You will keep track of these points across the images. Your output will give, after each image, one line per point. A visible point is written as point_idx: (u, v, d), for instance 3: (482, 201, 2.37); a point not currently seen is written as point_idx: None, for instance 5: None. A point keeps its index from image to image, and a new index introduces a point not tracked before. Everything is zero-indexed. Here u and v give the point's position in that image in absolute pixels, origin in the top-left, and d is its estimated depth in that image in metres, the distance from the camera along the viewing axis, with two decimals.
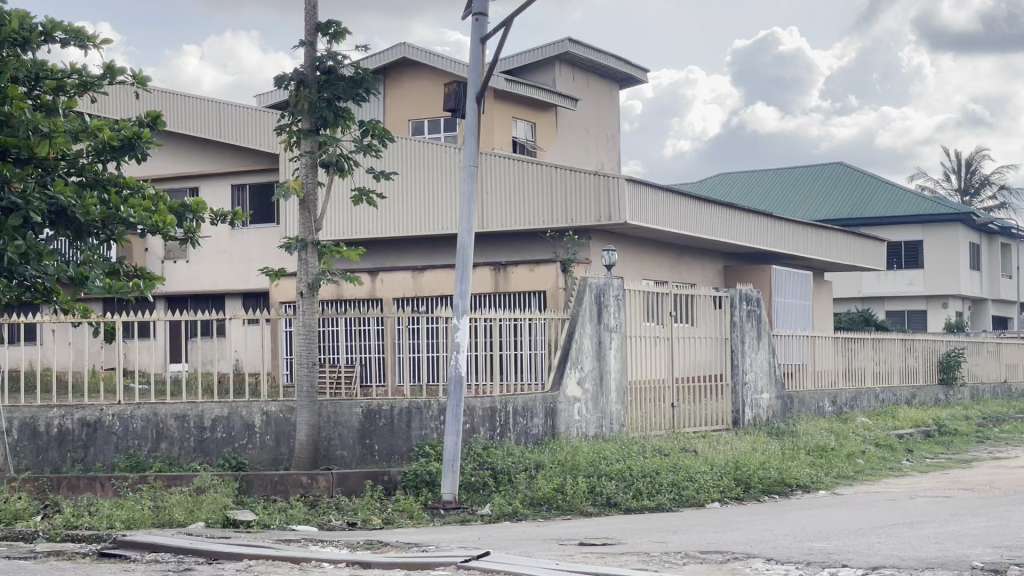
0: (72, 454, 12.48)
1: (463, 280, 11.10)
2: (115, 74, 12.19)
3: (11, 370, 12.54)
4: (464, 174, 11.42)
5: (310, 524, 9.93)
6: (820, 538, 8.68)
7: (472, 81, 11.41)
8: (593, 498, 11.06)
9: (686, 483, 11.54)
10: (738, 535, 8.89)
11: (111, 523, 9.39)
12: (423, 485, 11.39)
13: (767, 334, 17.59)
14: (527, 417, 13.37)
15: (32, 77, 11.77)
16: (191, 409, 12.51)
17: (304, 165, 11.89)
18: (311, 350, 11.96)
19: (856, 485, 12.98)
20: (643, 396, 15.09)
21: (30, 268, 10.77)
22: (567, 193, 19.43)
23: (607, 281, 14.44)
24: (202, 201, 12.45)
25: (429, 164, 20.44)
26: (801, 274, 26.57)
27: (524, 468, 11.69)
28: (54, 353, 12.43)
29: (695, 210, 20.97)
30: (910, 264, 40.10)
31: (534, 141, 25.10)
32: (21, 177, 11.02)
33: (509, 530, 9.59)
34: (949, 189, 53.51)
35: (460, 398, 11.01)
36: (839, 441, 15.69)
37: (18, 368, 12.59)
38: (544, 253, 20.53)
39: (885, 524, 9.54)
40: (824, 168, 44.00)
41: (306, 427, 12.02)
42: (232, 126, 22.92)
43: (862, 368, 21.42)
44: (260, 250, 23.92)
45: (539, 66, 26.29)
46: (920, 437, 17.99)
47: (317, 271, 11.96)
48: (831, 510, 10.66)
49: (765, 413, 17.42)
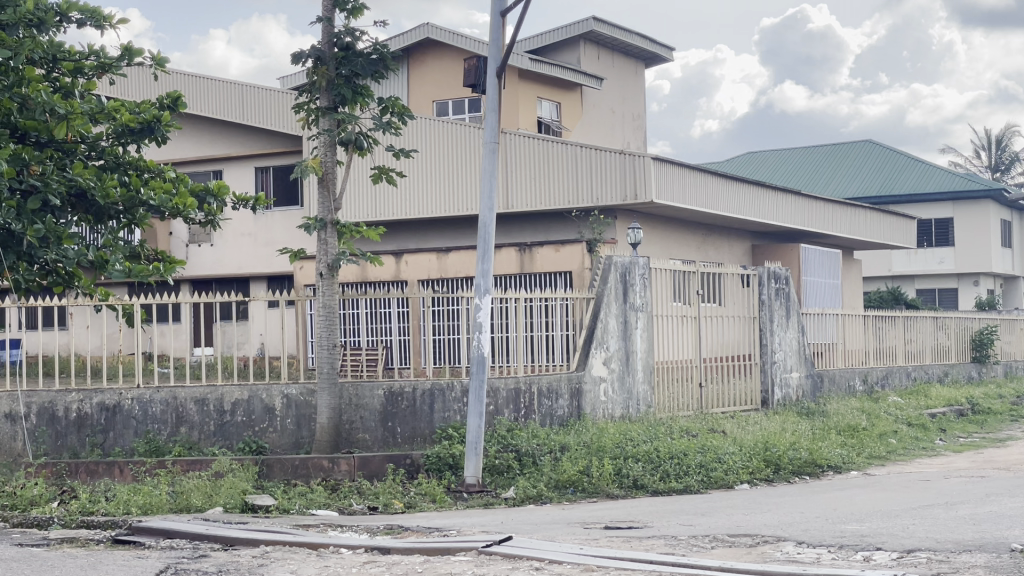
0: (92, 439, 12.30)
1: (485, 259, 10.88)
2: (133, 55, 12.02)
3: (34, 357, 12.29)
4: (485, 152, 11.19)
5: (331, 509, 9.74)
6: (853, 520, 8.43)
7: (492, 56, 11.17)
8: (620, 481, 10.86)
9: (714, 464, 11.31)
10: (767, 517, 8.66)
11: (128, 509, 9.19)
12: (446, 468, 11.22)
13: (796, 313, 17.30)
14: (551, 399, 13.15)
15: (50, 60, 11.59)
16: (211, 392, 12.34)
17: (322, 143, 11.70)
18: (332, 332, 11.78)
19: (888, 466, 12.70)
20: (671, 376, 14.86)
21: (48, 252, 10.52)
22: (593, 173, 19.18)
23: (632, 259, 14.23)
24: (224, 184, 12.29)
25: (452, 144, 20.21)
26: (832, 252, 26.35)
27: (549, 450, 11.47)
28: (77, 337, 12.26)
29: (722, 189, 20.69)
30: (940, 242, 39.62)
31: (558, 121, 24.85)
32: (40, 160, 10.84)
33: (534, 514, 9.39)
34: (980, 166, 52.94)
35: (483, 379, 10.83)
36: (870, 420, 15.42)
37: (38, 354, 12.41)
38: (569, 234, 20.29)
39: (920, 506, 9.29)
40: (852, 145, 43.59)
41: (326, 410, 11.84)
42: (255, 108, 22.79)
43: (894, 346, 21.12)
44: (284, 232, 23.78)
45: (563, 46, 26.02)
46: (953, 416, 17.70)
47: (337, 253, 11.78)
48: (863, 491, 10.41)
49: (795, 393, 17.16)
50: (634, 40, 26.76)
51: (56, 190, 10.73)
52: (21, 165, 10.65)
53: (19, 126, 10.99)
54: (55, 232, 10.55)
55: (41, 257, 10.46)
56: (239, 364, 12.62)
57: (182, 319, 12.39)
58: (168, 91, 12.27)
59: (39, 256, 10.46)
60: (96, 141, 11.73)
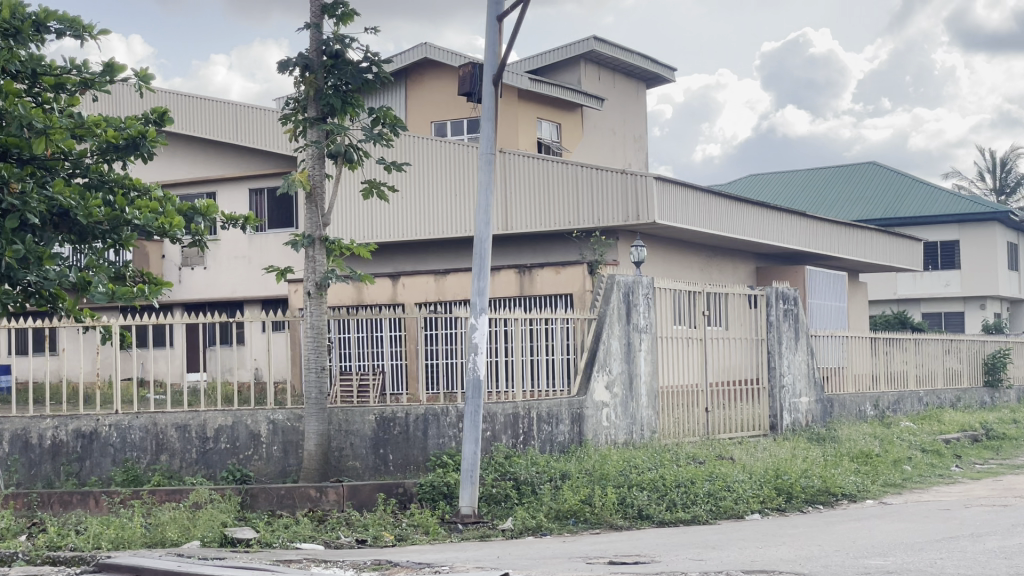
0: (67, 467, 11.74)
1: (480, 277, 10.34)
2: (118, 69, 10.93)
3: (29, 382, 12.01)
4: (482, 163, 10.67)
5: (316, 542, 9.16)
6: (876, 554, 7.85)
7: (489, 62, 10.64)
8: (624, 511, 10.28)
9: (724, 493, 10.74)
10: (783, 551, 8.08)
11: (99, 544, 8.60)
12: (440, 498, 10.65)
13: (805, 335, 16.74)
14: (551, 424, 12.59)
15: (29, 75, 10.58)
16: (193, 418, 11.78)
17: (310, 155, 11.17)
18: (320, 354, 11.22)
19: (905, 495, 12.12)
20: (676, 401, 14.30)
21: (30, 275, 9.50)
22: (594, 193, 18.67)
23: (635, 278, 13.70)
24: (213, 203, 11.61)
25: (448, 162, 19.71)
26: (838, 275, 25.84)
27: (548, 479, 10.89)
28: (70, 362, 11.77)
29: (725, 209, 20.19)
30: (946, 264, 39.05)
31: (559, 142, 24.36)
32: (20, 177, 9.86)
33: (532, 547, 8.83)
34: (984, 189, 52.50)
35: (479, 404, 10.25)
36: (882, 446, 14.82)
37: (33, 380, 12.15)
38: (570, 254, 19.73)
39: (944, 538, 8.73)
40: (856, 168, 43.11)
41: (314, 436, 11.27)
42: (251, 129, 22.28)
43: (905, 370, 20.59)
44: (279, 254, 23.25)
45: (563, 66, 25.57)
46: (967, 441, 17.11)
47: (325, 270, 11.24)
48: (881, 522, 9.82)
49: (804, 418, 16.59)
50: (636, 61, 26.29)
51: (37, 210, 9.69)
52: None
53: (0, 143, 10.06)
54: (34, 251, 9.54)
55: (22, 280, 9.43)
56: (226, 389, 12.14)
57: (175, 342, 11.91)
58: (154, 105, 11.50)
59: (19, 279, 9.41)
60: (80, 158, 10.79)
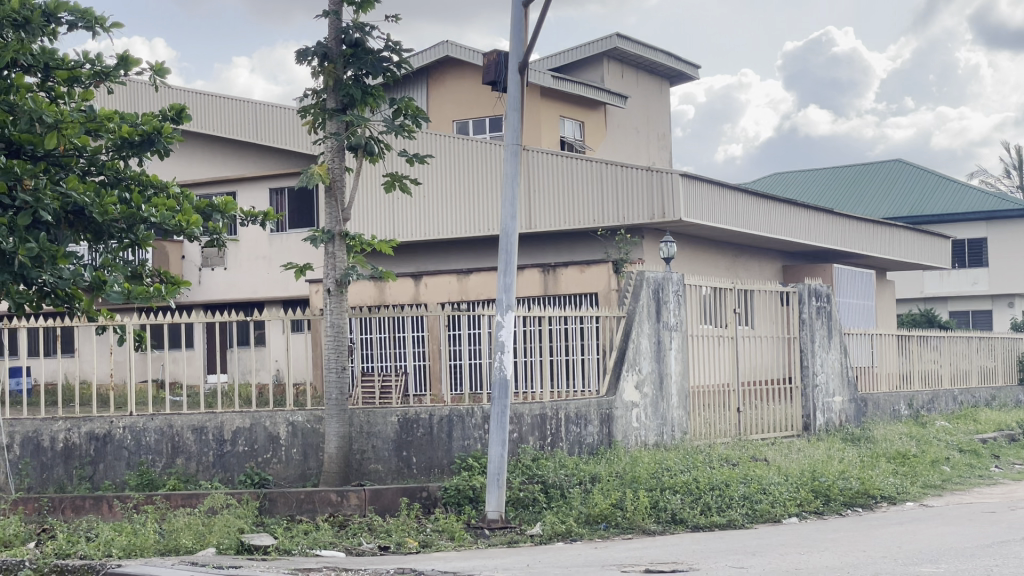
0: (80, 471, 11.43)
1: (508, 273, 9.97)
2: (133, 63, 10.48)
3: (47, 384, 11.71)
4: (508, 155, 10.30)
5: (336, 549, 8.81)
6: (926, 562, 7.43)
7: (515, 49, 10.27)
8: (657, 515, 9.89)
9: (760, 496, 10.35)
10: (827, 558, 7.66)
11: (109, 552, 8.27)
12: (466, 502, 10.31)
13: (838, 333, 16.30)
14: (580, 425, 12.22)
15: (41, 68, 10.17)
16: (210, 420, 11.45)
17: (329, 148, 10.84)
18: (341, 354, 10.85)
19: (947, 496, 11.69)
20: (706, 402, 13.90)
21: (44, 274, 8.99)
22: (620, 190, 18.27)
23: (665, 275, 13.29)
24: (232, 200, 11.09)
25: (473, 160, 19.34)
26: (866, 273, 25.38)
27: (578, 482, 10.52)
28: (89, 363, 11.49)
29: (753, 206, 19.76)
30: (975, 262, 38.45)
31: (582, 140, 23.96)
32: (33, 173, 9.35)
33: (562, 554, 8.47)
34: (1011, 186, 51.87)
35: (506, 405, 9.90)
36: (920, 447, 14.37)
37: (52, 382, 11.83)
38: (596, 253, 19.34)
39: (994, 542, 8.30)
40: (882, 167, 42.57)
41: (335, 439, 10.93)
42: (271, 127, 21.95)
43: (938, 369, 20.12)
44: (299, 254, 22.93)
45: (586, 63, 25.16)
46: (1005, 441, 16.63)
47: (345, 267, 10.87)
48: (926, 525, 9.40)
49: (838, 418, 16.15)
50: (661, 58, 25.87)
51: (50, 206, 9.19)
52: (13, 179, 9.23)
53: (13, 140, 9.58)
54: (49, 250, 9.02)
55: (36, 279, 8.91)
56: (253, 391, 11.80)
57: (197, 342, 11.59)
58: (171, 102, 10.75)
59: (32, 278, 8.92)
60: (95, 155, 10.30)
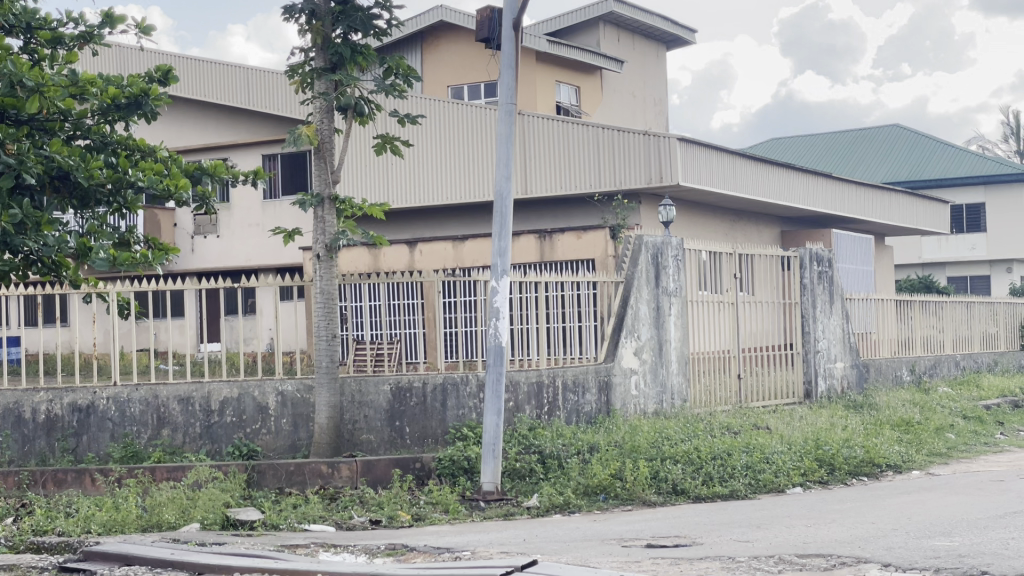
0: (62, 443, 11.14)
1: (502, 237, 9.65)
2: (118, 22, 10.04)
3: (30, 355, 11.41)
4: (502, 114, 9.95)
5: (326, 523, 8.53)
6: (940, 534, 7.12)
7: (510, 5, 9.88)
8: (657, 485, 9.61)
9: (763, 466, 10.06)
10: (837, 531, 7.35)
11: (89, 528, 8.06)
12: (461, 473, 10.02)
13: (840, 298, 16.01)
14: (577, 393, 11.93)
15: (23, 28, 9.73)
16: (197, 390, 11.15)
17: (317, 108, 10.51)
18: (330, 322, 10.54)
19: (953, 465, 11.41)
20: (707, 367, 13.62)
21: (27, 240, 8.56)
22: (616, 154, 17.92)
23: (664, 239, 13.01)
24: (221, 164, 10.58)
25: (468, 125, 18.98)
26: (864, 239, 25.07)
27: (576, 451, 10.24)
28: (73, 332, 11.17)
29: (751, 169, 19.42)
30: (973, 228, 38.13)
31: (578, 105, 23.60)
32: (15, 136, 8.90)
33: (559, 527, 8.19)
34: (1010, 151, 51.55)
35: (501, 372, 9.60)
36: (923, 414, 14.09)
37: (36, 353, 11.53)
38: (592, 219, 19.00)
39: (1006, 513, 8.00)
40: (879, 132, 42.19)
41: (326, 408, 10.63)
42: (263, 93, 21.56)
43: (939, 335, 19.82)
44: (292, 221, 22.57)
45: (582, 27, 24.73)
46: (1008, 408, 16.35)
47: (335, 231, 10.55)
48: (934, 495, 9.12)
49: (839, 384, 15.87)
50: (658, 22, 25.43)
51: (34, 169, 8.75)
52: None
53: None
54: (32, 216, 8.60)
55: (19, 245, 8.49)
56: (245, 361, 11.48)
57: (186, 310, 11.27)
58: (158, 63, 10.29)
59: (17, 245, 8.47)
60: (80, 118, 9.78)
